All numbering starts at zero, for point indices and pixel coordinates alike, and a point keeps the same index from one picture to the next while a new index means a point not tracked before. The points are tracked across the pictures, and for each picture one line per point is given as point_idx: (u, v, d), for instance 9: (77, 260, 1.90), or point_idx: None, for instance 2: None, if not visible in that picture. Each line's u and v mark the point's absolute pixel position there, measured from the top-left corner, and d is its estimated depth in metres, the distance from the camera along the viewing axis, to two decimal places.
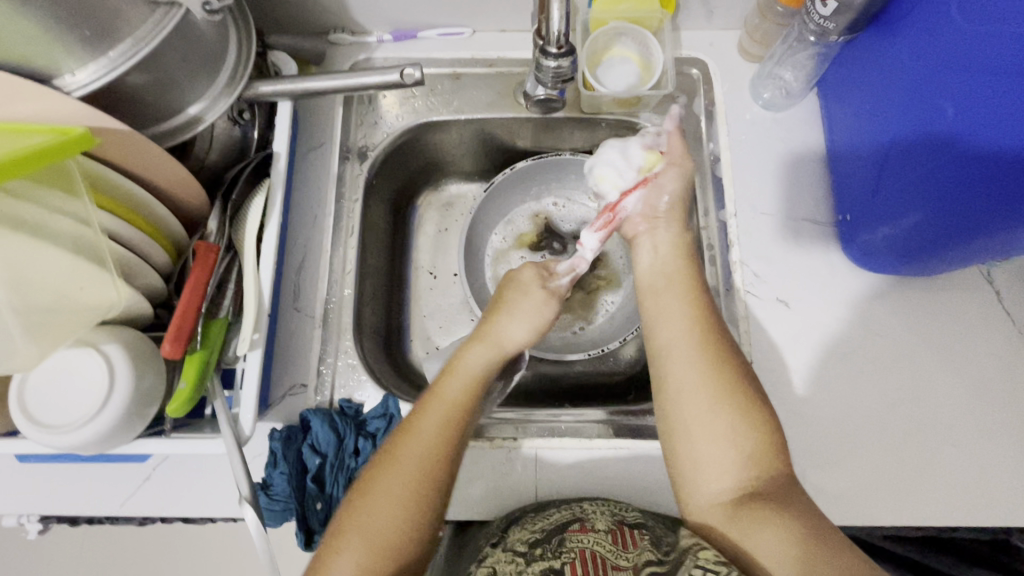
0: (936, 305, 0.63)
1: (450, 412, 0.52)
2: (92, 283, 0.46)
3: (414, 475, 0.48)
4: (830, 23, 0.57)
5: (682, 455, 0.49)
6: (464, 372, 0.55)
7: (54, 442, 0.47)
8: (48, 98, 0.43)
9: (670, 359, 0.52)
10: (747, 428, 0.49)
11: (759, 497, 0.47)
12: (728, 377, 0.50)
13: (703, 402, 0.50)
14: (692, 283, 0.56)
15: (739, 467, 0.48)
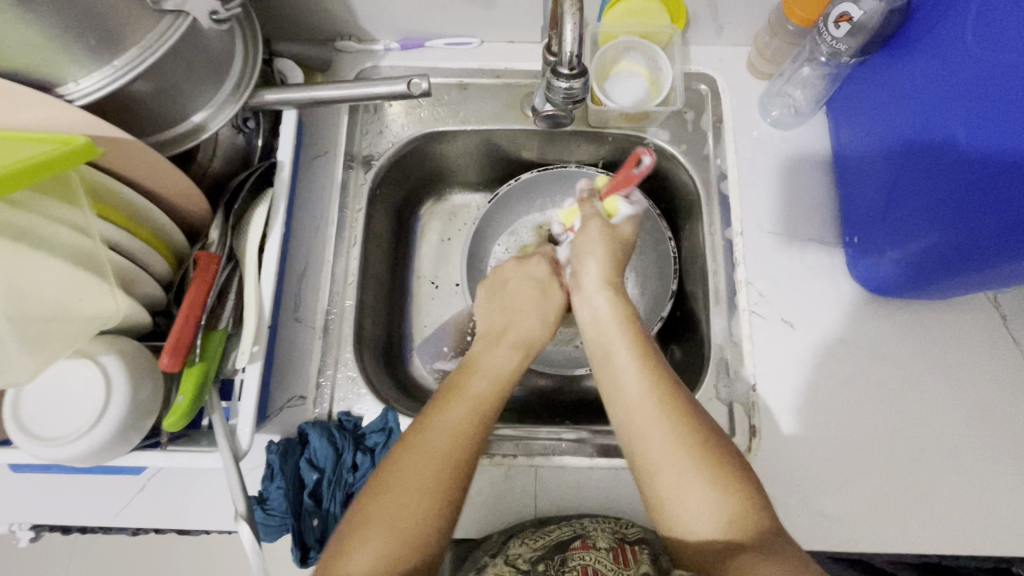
0: (942, 329, 0.63)
1: (474, 409, 0.50)
2: (91, 294, 0.45)
3: (433, 469, 0.45)
4: (842, 45, 0.57)
5: (663, 510, 0.45)
6: (486, 368, 0.54)
7: (47, 455, 0.46)
8: (48, 107, 0.42)
9: (630, 428, 0.48)
10: (720, 479, 0.44)
11: (746, 549, 0.40)
12: (692, 430, 0.46)
13: (671, 460, 0.45)
14: (639, 340, 0.53)
15: (722, 520, 0.42)
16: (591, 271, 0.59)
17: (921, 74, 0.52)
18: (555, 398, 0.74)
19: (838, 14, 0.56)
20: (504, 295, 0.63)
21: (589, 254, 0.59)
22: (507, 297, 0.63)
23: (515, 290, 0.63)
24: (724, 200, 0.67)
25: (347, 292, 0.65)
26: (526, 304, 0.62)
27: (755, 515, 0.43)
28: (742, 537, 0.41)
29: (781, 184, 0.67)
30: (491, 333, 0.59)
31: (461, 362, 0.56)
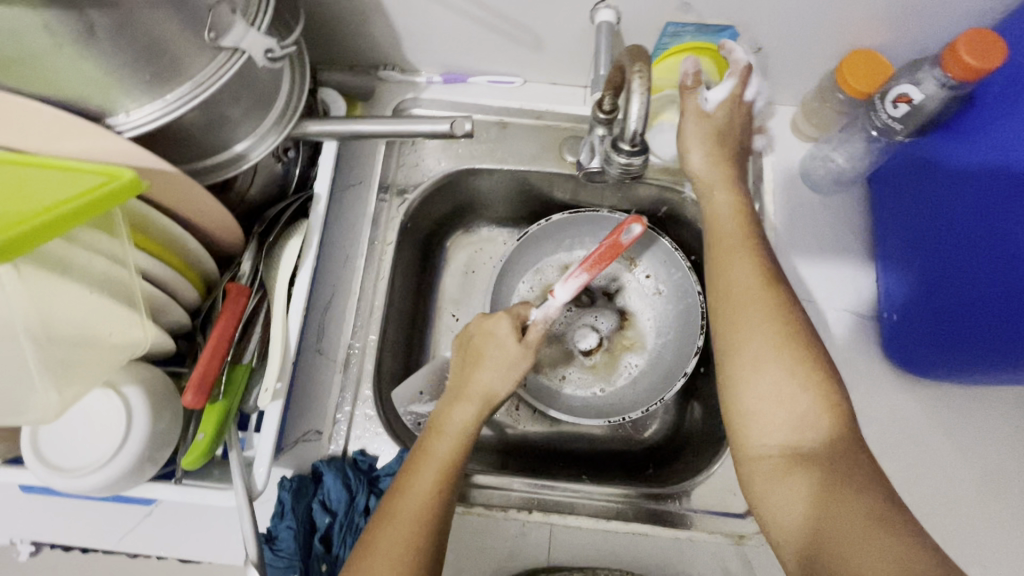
0: (977, 415, 0.61)
1: (441, 474, 0.49)
2: (121, 324, 0.45)
3: (406, 544, 0.45)
4: (897, 125, 0.57)
5: (739, 399, 0.47)
6: (448, 433, 0.52)
7: (62, 485, 0.45)
8: (97, 137, 0.42)
9: (733, 309, 0.49)
10: (806, 380, 0.45)
11: (807, 457, 0.43)
12: (789, 328, 0.47)
13: (759, 343, 0.47)
14: (748, 240, 0.53)
15: (794, 425, 0.44)
16: (696, 161, 0.57)
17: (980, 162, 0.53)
18: (570, 446, 0.73)
19: (897, 94, 0.55)
20: (468, 349, 0.60)
21: (694, 144, 0.57)
22: (471, 354, 0.59)
23: (479, 344, 0.59)
24: None
25: (371, 326, 0.64)
26: (488, 359, 0.58)
27: (832, 425, 0.44)
28: (810, 445, 0.43)
29: (819, 251, 0.65)
30: (454, 390, 0.57)
31: (426, 428, 0.54)
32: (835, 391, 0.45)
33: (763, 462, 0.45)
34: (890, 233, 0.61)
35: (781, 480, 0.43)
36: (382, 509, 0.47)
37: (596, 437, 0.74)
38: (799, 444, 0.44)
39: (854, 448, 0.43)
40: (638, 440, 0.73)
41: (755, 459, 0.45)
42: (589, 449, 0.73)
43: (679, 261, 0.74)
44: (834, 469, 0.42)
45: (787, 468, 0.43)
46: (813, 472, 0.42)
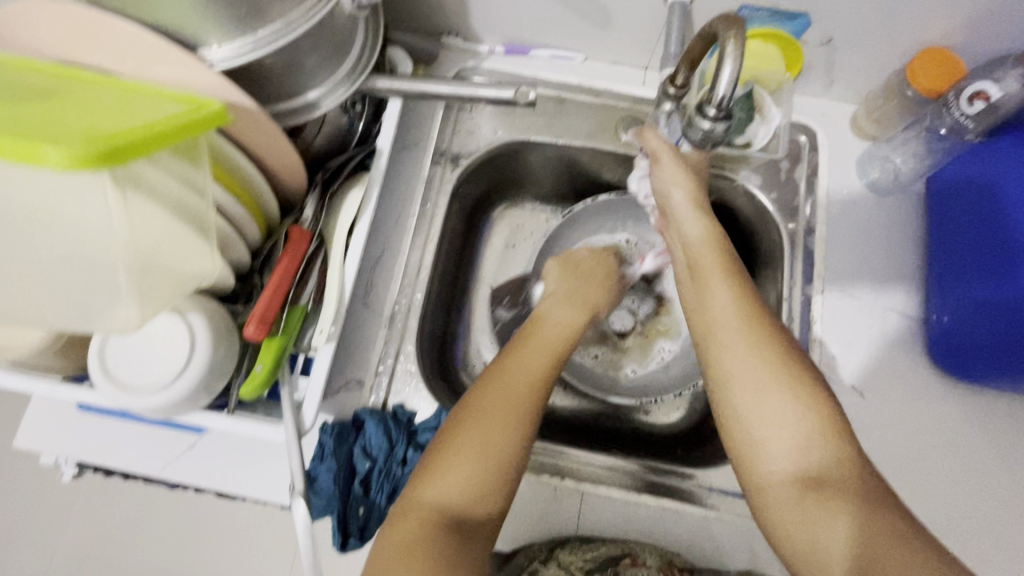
0: (1018, 424, 0.61)
1: (553, 352, 0.53)
2: (195, 254, 0.46)
3: (515, 403, 0.47)
4: (969, 122, 0.57)
5: (740, 423, 0.45)
6: (556, 323, 0.57)
7: (126, 402, 0.47)
8: (188, 67, 0.43)
9: (716, 332, 0.48)
10: (806, 395, 0.43)
11: (818, 481, 0.41)
12: (776, 346, 0.46)
13: (746, 366, 0.45)
14: (728, 262, 0.52)
15: (801, 449, 0.42)
16: (677, 198, 0.57)
17: None
18: (598, 424, 0.74)
19: (973, 91, 0.56)
20: (572, 265, 0.66)
21: (674, 177, 0.57)
22: (581, 270, 0.66)
23: (582, 268, 0.66)
24: (809, 255, 0.65)
25: (418, 286, 0.65)
26: (593, 281, 0.65)
27: (839, 441, 0.42)
28: (819, 468, 0.42)
29: (867, 250, 0.65)
30: (565, 292, 0.62)
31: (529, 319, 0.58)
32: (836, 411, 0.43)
33: (774, 491, 0.43)
34: (938, 237, 0.62)
35: (795, 512, 0.41)
36: (487, 374, 0.50)
37: (624, 416, 0.74)
38: (809, 469, 0.42)
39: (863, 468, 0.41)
40: (666, 425, 0.73)
41: (765, 494, 0.43)
42: (619, 428, 0.73)
43: None
44: (846, 491, 0.40)
45: (802, 492, 0.41)
46: (826, 503, 0.40)
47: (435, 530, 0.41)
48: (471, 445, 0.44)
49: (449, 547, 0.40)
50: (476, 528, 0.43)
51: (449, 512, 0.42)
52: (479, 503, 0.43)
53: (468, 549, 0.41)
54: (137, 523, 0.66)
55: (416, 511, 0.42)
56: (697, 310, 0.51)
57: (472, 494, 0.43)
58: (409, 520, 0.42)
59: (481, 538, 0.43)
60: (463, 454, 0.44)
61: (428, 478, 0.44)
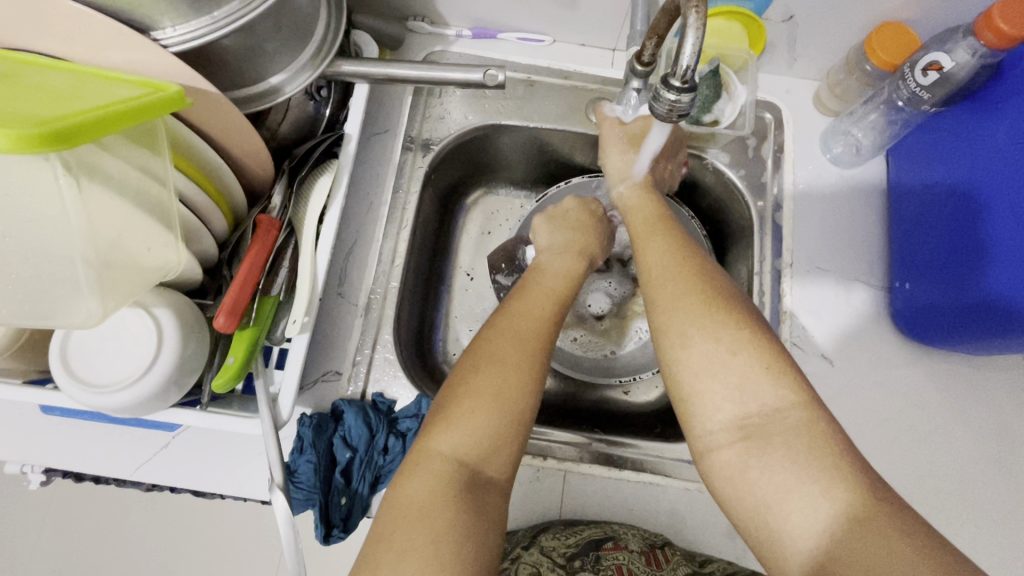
0: (978, 384, 0.63)
1: (550, 302, 0.55)
2: (157, 245, 0.44)
3: (527, 353, 0.48)
4: (924, 93, 0.58)
5: (681, 380, 0.46)
6: (553, 277, 0.58)
7: (92, 402, 0.45)
8: (142, 50, 0.41)
9: (658, 289, 0.50)
10: (737, 339, 0.45)
11: (760, 433, 0.42)
12: (709, 295, 0.48)
13: (685, 316, 0.47)
14: (673, 230, 0.56)
15: (738, 398, 0.43)
16: (612, 159, 0.64)
17: (1005, 133, 0.53)
18: (579, 402, 0.75)
19: (928, 62, 0.57)
20: (558, 216, 0.66)
21: (612, 146, 0.64)
22: (564, 219, 0.65)
23: (566, 217, 0.66)
24: (778, 230, 0.67)
25: (393, 274, 0.65)
26: (577, 227, 0.65)
27: (774, 385, 0.43)
28: (758, 419, 0.43)
29: (832, 223, 0.67)
30: (560, 244, 0.63)
31: (525, 275, 0.59)
32: (774, 353, 0.44)
33: (720, 450, 0.43)
34: (908, 207, 0.63)
35: (742, 465, 0.42)
36: (486, 328, 0.51)
37: (604, 395, 0.75)
38: (748, 420, 0.43)
39: (805, 411, 0.42)
40: (647, 405, 0.75)
41: (712, 448, 0.44)
42: (599, 409, 0.74)
43: (694, 227, 0.71)
44: (789, 441, 0.41)
45: (744, 447, 0.42)
46: (772, 457, 0.41)
47: (445, 478, 0.42)
48: (484, 397, 0.45)
49: (461, 501, 0.41)
50: (491, 482, 0.43)
51: (461, 464, 0.42)
52: (499, 452, 0.44)
53: (484, 502, 0.42)
54: (113, 528, 0.64)
55: (421, 466, 0.43)
56: (643, 273, 0.53)
57: (488, 445, 0.44)
58: (415, 478, 0.42)
59: (497, 491, 0.44)
60: (479, 405, 0.44)
61: (434, 434, 0.44)
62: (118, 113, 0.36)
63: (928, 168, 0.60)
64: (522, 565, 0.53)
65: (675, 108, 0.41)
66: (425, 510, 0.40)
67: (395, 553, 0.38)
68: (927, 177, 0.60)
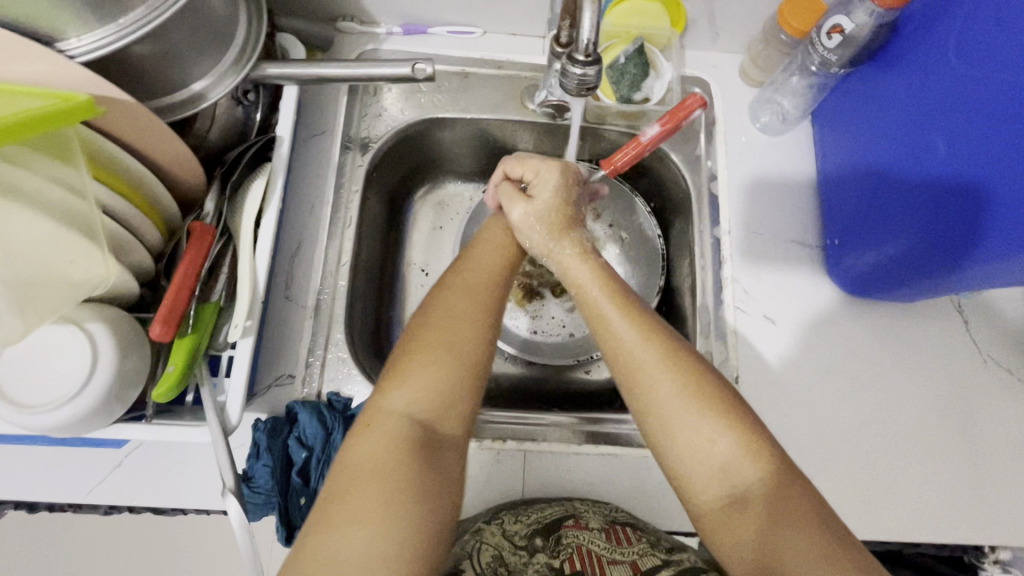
0: (912, 330, 0.66)
1: (502, 260, 0.55)
2: (83, 258, 0.43)
3: (478, 308, 0.49)
4: (832, 55, 0.61)
5: (666, 457, 0.45)
6: (500, 236, 0.58)
7: (28, 423, 0.45)
8: (47, 62, 0.40)
9: (624, 363, 0.48)
10: (717, 423, 0.44)
11: (744, 505, 0.42)
12: (685, 368, 0.46)
13: (656, 390, 0.45)
14: (623, 298, 0.51)
15: (721, 477, 0.43)
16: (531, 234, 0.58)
17: (906, 88, 0.56)
18: (543, 387, 0.76)
19: (831, 25, 0.59)
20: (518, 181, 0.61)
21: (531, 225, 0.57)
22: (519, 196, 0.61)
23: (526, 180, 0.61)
24: (714, 200, 0.69)
25: (340, 273, 0.64)
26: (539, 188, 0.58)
27: (756, 460, 0.42)
28: (745, 491, 0.42)
29: (766, 189, 0.69)
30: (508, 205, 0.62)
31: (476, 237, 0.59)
32: (755, 429, 0.44)
33: (709, 516, 0.43)
34: (833, 170, 0.66)
35: (727, 530, 0.42)
36: (444, 284, 0.52)
37: (566, 377, 0.77)
38: (734, 492, 0.42)
39: (783, 479, 0.42)
40: (607, 381, 0.76)
41: (703, 520, 0.44)
42: (561, 390, 0.76)
43: (637, 205, 0.75)
44: (770, 510, 0.41)
45: (731, 515, 0.42)
46: (760, 526, 0.41)
47: (402, 437, 0.42)
48: (435, 349, 0.46)
49: (416, 456, 0.42)
50: (447, 436, 0.44)
51: (414, 420, 0.43)
52: (452, 407, 0.45)
53: (440, 457, 0.43)
54: (76, 553, 0.63)
55: (375, 424, 0.43)
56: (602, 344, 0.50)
57: (439, 398, 0.45)
58: (368, 437, 0.42)
59: (454, 445, 0.45)
60: (429, 358, 0.45)
61: (388, 391, 0.45)
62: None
63: (850, 150, 0.63)
64: (483, 545, 0.53)
65: (585, 82, 0.42)
66: (377, 466, 0.40)
67: (349, 510, 0.38)
68: (849, 154, 0.63)
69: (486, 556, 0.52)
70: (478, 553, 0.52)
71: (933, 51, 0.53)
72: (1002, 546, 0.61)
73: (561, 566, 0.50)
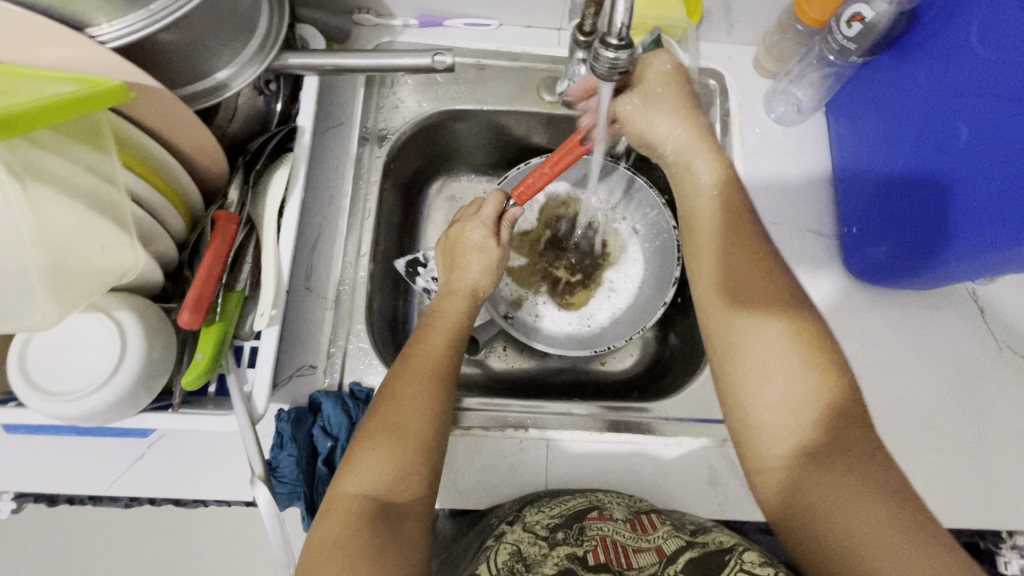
0: (928, 318, 0.67)
1: (449, 337, 0.55)
2: (114, 245, 0.43)
3: (426, 387, 0.50)
4: (851, 44, 0.61)
5: (748, 403, 0.46)
6: (449, 313, 0.58)
7: (54, 411, 0.44)
8: (81, 47, 0.40)
9: (737, 301, 0.49)
10: (816, 380, 0.45)
11: (826, 464, 0.43)
12: (792, 325, 0.47)
13: (765, 336, 0.47)
14: (738, 227, 0.52)
15: (803, 429, 0.44)
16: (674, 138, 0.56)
17: (925, 74, 0.56)
18: (559, 379, 0.76)
19: (851, 14, 0.59)
20: (449, 255, 0.63)
21: (665, 118, 0.56)
22: (457, 253, 0.62)
23: (459, 246, 0.63)
24: None
25: (360, 265, 0.65)
26: (473, 263, 0.62)
27: (844, 427, 0.44)
28: (820, 445, 0.43)
29: (781, 178, 0.70)
30: (445, 285, 0.61)
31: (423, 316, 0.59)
32: (848, 394, 0.45)
33: (782, 470, 0.44)
34: (850, 159, 0.67)
35: (801, 489, 0.43)
36: (395, 368, 0.52)
37: (582, 368, 0.77)
38: (815, 449, 0.43)
39: (871, 444, 0.43)
40: (623, 371, 0.77)
41: (777, 477, 0.44)
42: (577, 382, 0.76)
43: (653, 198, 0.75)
44: (854, 471, 0.42)
45: (806, 472, 0.43)
46: (841, 493, 0.41)
47: (359, 517, 0.42)
48: (382, 433, 0.46)
49: (374, 533, 0.41)
50: (405, 507, 0.44)
51: (372, 497, 0.43)
52: (406, 479, 0.45)
53: (400, 529, 0.43)
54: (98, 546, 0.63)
55: (332, 510, 0.43)
56: (707, 287, 0.52)
57: (395, 474, 0.45)
58: (325, 520, 0.43)
59: (415, 514, 0.45)
60: (379, 441, 0.46)
61: (342, 476, 0.45)
62: (34, 109, 0.35)
63: (866, 142, 0.64)
64: (503, 543, 0.51)
65: (617, 66, 0.43)
66: (339, 543, 0.40)
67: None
68: (866, 144, 0.64)
69: (504, 551, 0.50)
70: (496, 551, 0.50)
71: (951, 39, 0.54)
72: (1019, 531, 0.61)
73: (585, 556, 0.48)
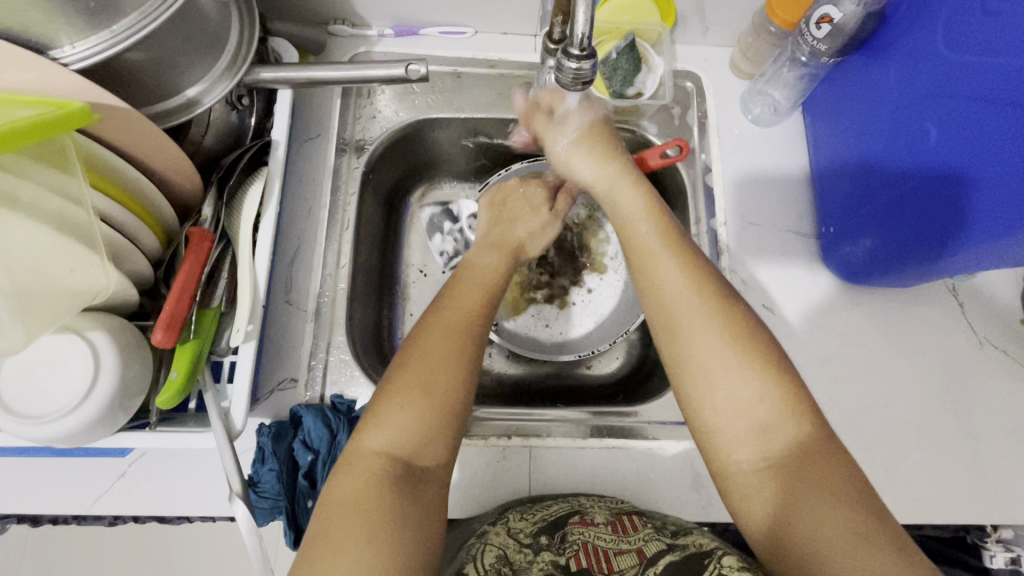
0: (909, 316, 0.67)
1: (485, 294, 0.55)
2: (81, 266, 0.43)
3: (458, 343, 0.49)
4: (821, 45, 0.61)
5: (699, 412, 0.45)
6: (486, 271, 0.58)
7: (29, 434, 0.45)
8: (44, 69, 0.40)
9: (670, 311, 0.48)
10: (761, 381, 0.44)
11: (783, 471, 0.42)
12: (733, 328, 0.46)
13: (708, 341, 0.46)
14: (672, 236, 0.52)
15: (759, 436, 0.43)
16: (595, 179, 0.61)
17: (897, 75, 0.57)
18: (544, 384, 0.76)
19: (819, 16, 0.59)
20: (500, 208, 0.67)
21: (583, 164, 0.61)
22: (506, 208, 0.67)
23: (510, 205, 0.67)
24: (709, 192, 0.70)
25: (340, 276, 0.65)
26: (521, 222, 0.66)
27: (793, 426, 0.43)
28: (778, 451, 0.42)
29: (760, 179, 0.70)
30: (487, 244, 0.63)
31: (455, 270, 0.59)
32: (797, 393, 0.44)
33: (741, 479, 0.43)
34: (827, 157, 0.67)
35: (762, 497, 0.42)
36: (425, 320, 0.51)
37: (566, 373, 0.77)
38: (773, 456, 0.42)
39: (825, 445, 0.42)
40: (608, 374, 0.77)
41: (740, 485, 0.44)
42: (564, 387, 0.76)
43: None
44: (811, 478, 0.41)
45: (765, 480, 0.42)
46: (799, 502, 0.40)
47: (382, 476, 0.42)
48: (414, 388, 0.45)
49: (395, 495, 0.41)
50: (427, 470, 0.44)
51: (394, 458, 0.43)
52: (434, 440, 0.44)
53: (420, 492, 0.43)
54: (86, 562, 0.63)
55: (354, 464, 0.43)
56: (647, 291, 0.50)
57: (423, 433, 0.44)
58: (347, 477, 0.42)
59: (435, 478, 0.44)
60: (409, 399, 0.44)
61: (366, 430, 0.44)
62: None
63: (842, 136, 0.64)
64: (488, 545, 0.50)
65: (581, 76, 0.43)
66: (360, 503, 0.40)
67: (329, 547, 0.38)
68: (843, 140, 0.64)
69: (490, 553, 0.49)
70: (482, 552, 0.50)
71: (927, 39, 0.53)
72: (1003, 525, 0.61)
73: (567, 563, 0.48)
